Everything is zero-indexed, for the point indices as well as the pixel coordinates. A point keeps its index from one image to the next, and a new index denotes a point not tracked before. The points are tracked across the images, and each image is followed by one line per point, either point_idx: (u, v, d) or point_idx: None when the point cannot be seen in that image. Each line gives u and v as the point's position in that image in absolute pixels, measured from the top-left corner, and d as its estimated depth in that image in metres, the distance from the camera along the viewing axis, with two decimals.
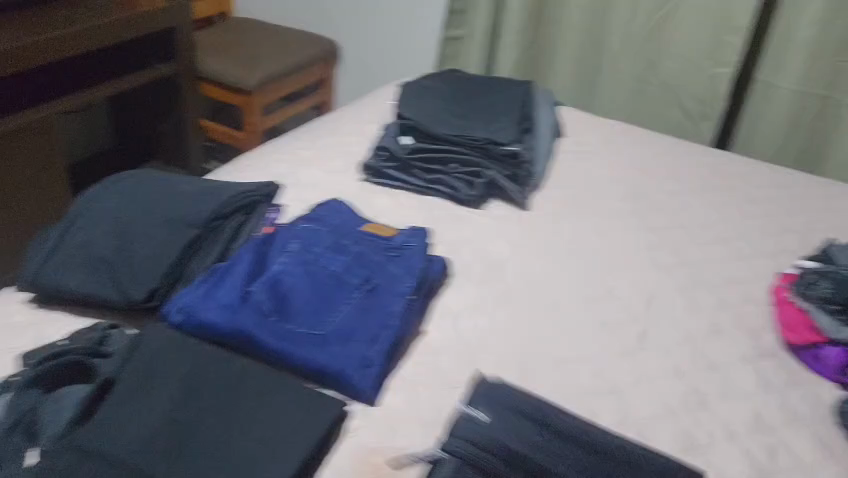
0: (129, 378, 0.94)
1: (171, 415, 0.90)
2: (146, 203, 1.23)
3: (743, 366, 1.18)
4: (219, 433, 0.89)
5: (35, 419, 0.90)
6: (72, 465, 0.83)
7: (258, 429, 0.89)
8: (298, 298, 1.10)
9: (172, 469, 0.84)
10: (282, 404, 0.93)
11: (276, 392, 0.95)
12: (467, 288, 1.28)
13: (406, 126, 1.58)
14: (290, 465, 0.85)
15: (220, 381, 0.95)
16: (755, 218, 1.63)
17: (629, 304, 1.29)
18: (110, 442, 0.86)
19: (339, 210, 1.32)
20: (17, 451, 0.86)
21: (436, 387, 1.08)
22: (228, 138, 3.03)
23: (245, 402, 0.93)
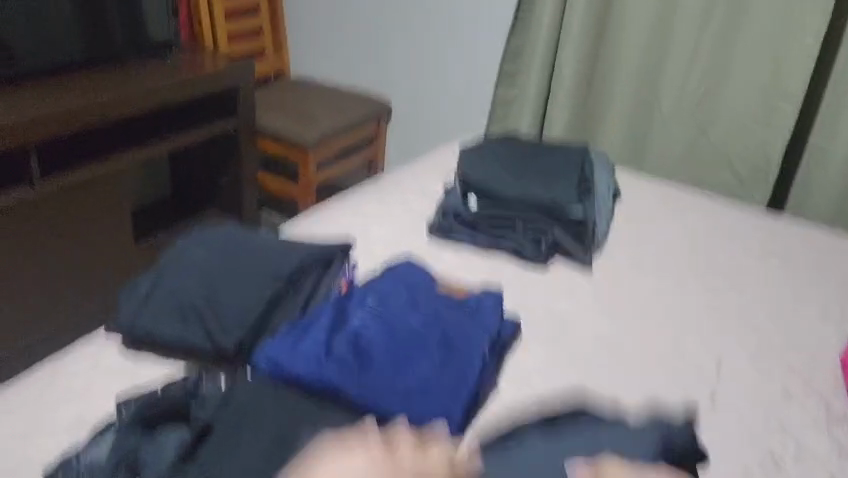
0: (225, 421, 0.98)
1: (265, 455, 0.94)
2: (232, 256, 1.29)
3: (817, 433, 1.18)
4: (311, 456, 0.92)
5: (137, 458, 0.95)
6: None
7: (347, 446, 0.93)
8: (377, 351, 1.14)
9: None
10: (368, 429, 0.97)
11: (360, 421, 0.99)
12: (536, 347, 1.31)
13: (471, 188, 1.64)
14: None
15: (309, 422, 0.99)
16: (816, 283, 1.64)
17: (698, 368, 1.30)
18: None
19: (413, 269, 1.37)
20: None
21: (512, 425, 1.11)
22: (282, 191, 3.12)
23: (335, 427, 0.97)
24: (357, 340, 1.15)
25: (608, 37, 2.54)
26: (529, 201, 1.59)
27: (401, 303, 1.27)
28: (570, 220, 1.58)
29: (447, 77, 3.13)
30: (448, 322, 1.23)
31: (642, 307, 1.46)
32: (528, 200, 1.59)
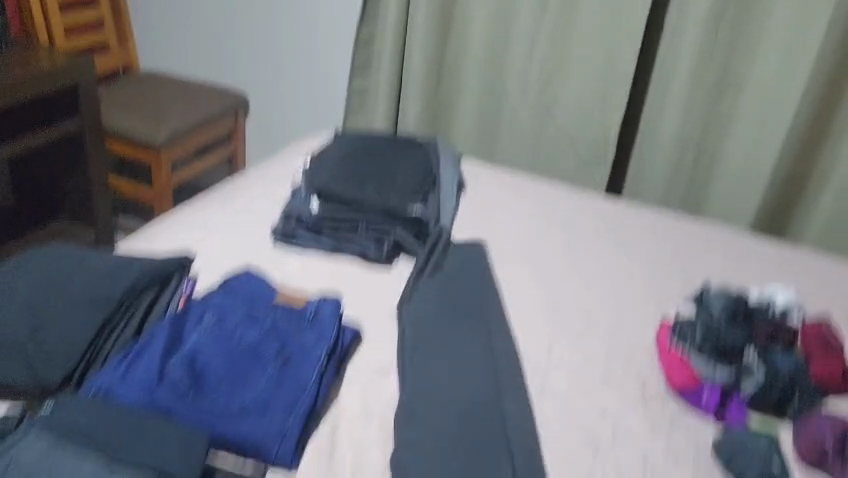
0: (49, 451, 0.92)
1: None
2: (57, 298, 1.21)
3: (634, 409, 1.28)
4: (153, 443, 0.99)
5: None
6: None
7: (166, 445, 0.99)
8: (212, 374, 1.15)
9: None
10: (177, 435, 1.01)
11: (196, 436, 1.01)
12: (381, 348, 1.34)
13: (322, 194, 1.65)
14: (199, 457, 0.99)
15: (144, 417, 1.03)
16: (644, 265, 1.75)
17: (530, 356, 1.38)
18: None
19: (252, 280, 1.36)
20: None
21: (359, 417, 1.19)
22: (136, 193, 2.98)
23: (161, 426, 1.01)
24: (192, 362, 1.15)
25: (454, 30, 2.59)
26: (376, 204, 1.62)
27: (244, 317, 1.26)
28: (411, 221, 1.64)
29: (301, 71, 3.11)
30: (282, 332, 1.25)
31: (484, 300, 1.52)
32: (375, 204, 1.62)
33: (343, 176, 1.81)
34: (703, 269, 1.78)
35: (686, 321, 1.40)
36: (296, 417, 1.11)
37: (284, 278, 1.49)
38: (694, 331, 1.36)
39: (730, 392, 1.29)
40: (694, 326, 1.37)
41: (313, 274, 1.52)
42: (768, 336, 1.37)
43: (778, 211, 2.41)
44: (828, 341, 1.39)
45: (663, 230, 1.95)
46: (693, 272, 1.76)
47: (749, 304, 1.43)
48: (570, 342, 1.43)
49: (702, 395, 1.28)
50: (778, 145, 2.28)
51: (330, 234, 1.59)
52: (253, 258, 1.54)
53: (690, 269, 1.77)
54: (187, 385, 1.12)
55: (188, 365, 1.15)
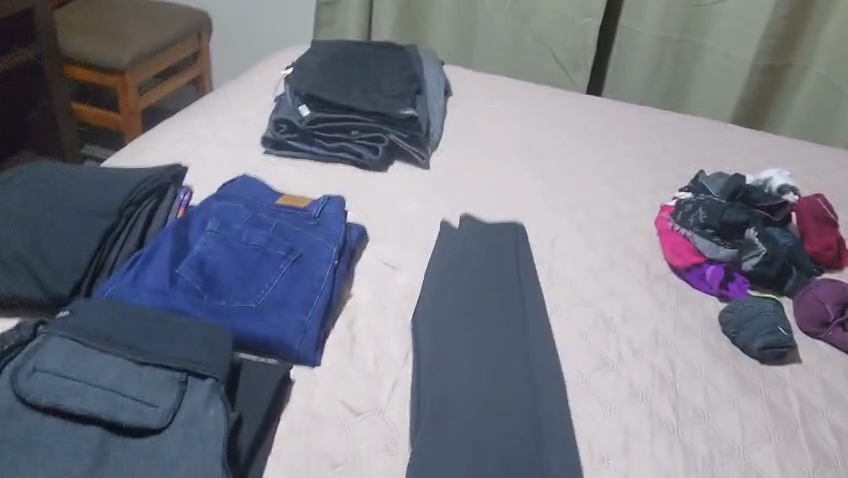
0: (77, 357, 0.92)
1: (120, 390, 0.90)
2: (52, 209, 1.16)
3: (640, 290, 1.31)
4: (179, 341, 0.98)
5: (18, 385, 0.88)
6: (33, 433, 0.84)
7: (193, 342, 0.98)
8: (224, 276, 1.14)
9: (138, 402, 0.89)
10: (201, 334, 1.00)
11: (219, 334, 1.01)
12: (386, 247, 1.34)
13: (309, 98, 1.58)
14: (227, 352, 0.99)
15: (164, 319, 1.01)
16: (636, 158, 1.76)
17: (535, 247, 1.39)
18: (73, 400, 0.87)
19: (250, 184, 1.33)
20: (18, 401, 0.86)
21: (376, 313, 1.20)
22: (103, 120, 2.87)
23: (183, 326, 1.00)
24: (202, 265, 1.14)
25: None
26: (365, 107, 1.57)
27: (247, 219, 1.24)
28: (403, 121, 1.58)
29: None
30: (288, 232, 1.23)
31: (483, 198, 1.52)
32: (364, 107, 1.56)
33: (327, 84, 1.75)
34: (692, 159, 1.80)
35: (688, 200, 1.41)
36: (315, 312, 1.11)
37: (281, 184, 1.47)
38: (697, 209, 1.37)
39: (732, 269, 1.33)
40: (697, 204, 1.38)
41: (310, 181, 1.49)
42: (766, 215, 1.40)
43: (756, 104, 2.43)
44: (823, 215, 1.41)
45: (649, 124, 1.95)
46: (682, 162, 1.77)
47: (746, 182, 1.43)
48: (572, 232, 1.45)
49: (707, 274, 1.32)
50: (757, 37, 2.27)
51: (321, 141, 1.55)
52: (246, 167, 1.51)
53: (679, 159, 1.78)
54: (200, 288, 1.11)
55: (198, 269, 1.14)
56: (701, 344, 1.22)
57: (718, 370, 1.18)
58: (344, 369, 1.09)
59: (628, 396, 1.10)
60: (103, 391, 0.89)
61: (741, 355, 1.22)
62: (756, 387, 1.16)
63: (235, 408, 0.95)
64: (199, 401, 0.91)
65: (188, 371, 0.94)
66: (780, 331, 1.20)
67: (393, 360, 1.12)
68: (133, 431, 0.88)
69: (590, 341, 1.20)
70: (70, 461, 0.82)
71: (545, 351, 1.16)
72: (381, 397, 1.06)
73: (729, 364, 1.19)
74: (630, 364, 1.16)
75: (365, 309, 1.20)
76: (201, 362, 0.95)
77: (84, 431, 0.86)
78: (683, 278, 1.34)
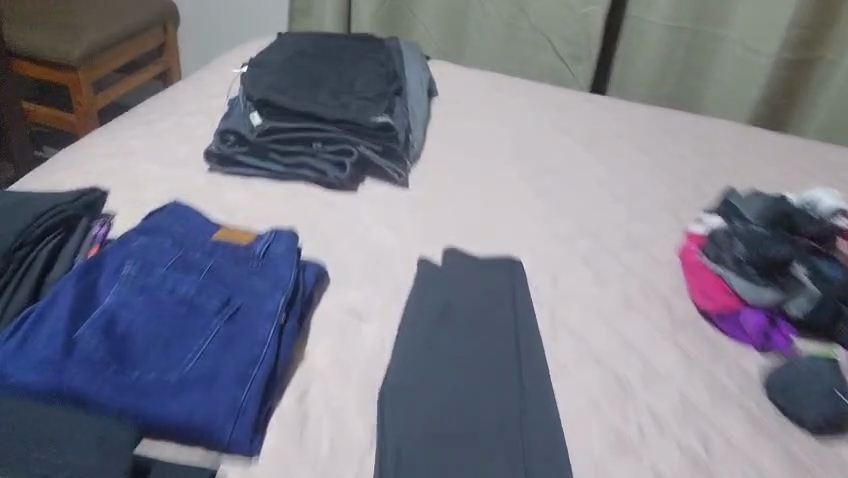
0: None
1: None
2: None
3: (662, 341, 1.07)
4: (59, 442, 0.73)
5: None
6: None
7: (79, 443, 0.73)
8: (138, 338, 0.89)
9: None
10: (93, 430, 0.75)
11: (117, 429, 0.76)
12: (351, 290, 1.09)
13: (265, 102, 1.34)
14: (126, 456, 0.74)
15: (45, 408, 0.77)
16: (651, 170, 1.51)
17: (533, 286, 1.15)
18: None
19: (183, 215, 1.09)
20: None
21: (334, 379, 0.96)
22: (57, 121, 2.61)
23: (69, 418, 0.76)
24: (111, 325, 0.90)
25: None
26: (330, 113, 1.32)
27: (175, 263, 0.99)
28: (375, 129, 1.33)
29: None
30: (225, 277, 0.98)
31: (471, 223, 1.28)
32: (328, 113, 1.32)
33: (290, 85, 1.51)
34: (715, 169, 1.55)
35: (720, 230, 1.17)
36: (253, 388, 0.87)
37: (226, 209, 1.22)
38: (733, 241, 1.13)
39: (774, 314, 1.08)
40: (731, 235, 1.14)
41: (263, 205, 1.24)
42: (812, 245, 1.14)
43: (779, 101, 2.18)
44: None
45: (663, 127, 1.71)
46: (704, 173, 1.53)
47: (786, 204, 1.19)
48: (576, 265, 1.20)
49: (744, 321, 1.08)
50: (781, 26, 2.02)
51: (277, 155, 1.30)
52: (188, 188, 1.26)
53: (700, 170, 1.54)
54: (106, 356, 0.87)
55: (104, 330, 0.89)
56: (741, 413, 0.98)
57: (763, 448, 0.94)
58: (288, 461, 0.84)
59: None
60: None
61: (789, 426, 0.97)
62: (813, 472, 0.91)
63: None
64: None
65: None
66: (840, 397, 0.96)
67: (352, 444, 0.88)
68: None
69: (603, 413, 0.95)
70: None
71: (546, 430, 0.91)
72: None
73: (777, 440, 0.95)
74: (653, 444, 0.92)
75: (320, 375, 0.96)
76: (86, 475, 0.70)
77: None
78: (715, 326, 1.09)
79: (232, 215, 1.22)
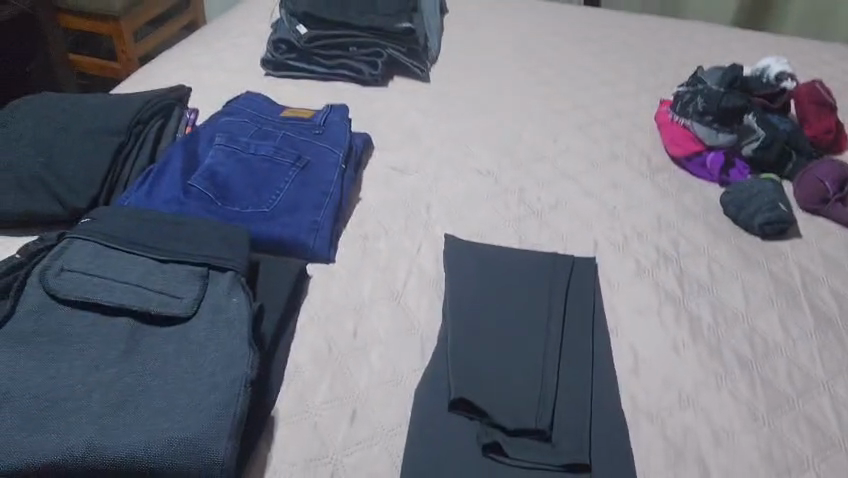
0: (99, 258, 0.95)
1: (142, 284, 0.93)
2: (61, 136, 1.19)
3: (644, 181, 1.33)
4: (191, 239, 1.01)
5: (51, 282, 0.91)
6: (63, 326, 0.89)
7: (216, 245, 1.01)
8: (236, 184, 1.17)
9: (164, 297, 0.93)
10: (211, 234, 1.03)
11: (235, 232, 1.04)
12: (390, 154, 1.36)
13: (306, 16, 1.58)
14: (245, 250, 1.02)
15: (175, 223, 1.04)
16: (634, 63, 1.75)
17: (538, 146, 1.41)
18: (101, 295, 0.91)
19: (254, 100, 1.35)
20: (52, 296, 0.90)
21: (388, 211, 1.22)
22: (99, 70, 2.85)
23: (199, 227, 1.04)
24: (214, 177, 1.17)
25: None
26: (362, 24, 1.56)
27: (256, 133, 1.26)
28: (400, 35, 1.58)
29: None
30: (295, 141, 1.25)
31: (485, 108, 1.52)
32: (360, 24, 1.56)
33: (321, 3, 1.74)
34: (692, 59, 1.80)
35: (685, 92, 1.42)
36: (325, 212, 1.14)
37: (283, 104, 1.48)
38: (695, 99, 1.38)
39: (732, 155, 1.36)
40: (693, 95, 1.39)
41: (314, 98, 1.51)
42: (761, 104, 1.42)
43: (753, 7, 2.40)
44: (823, 100, 1.43)
45: (647, 29, 1.94)
46: (681, 63, 1.78)
47: (743, 73, 1.44)
48: (575, 132, 1.46)
49: (706, 161, 1.35)
50: None
51: (320, 59, 1.56)
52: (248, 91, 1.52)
53: (678, 60, 1.78)
54: (214, 196, 1.14)
55: (209, 179, 1.16)
56: (703, 224, 1.25)
57: (721, 246, 1.20)
58: (368, 260, 1.12)
59: (634, 276, 1.12)
60: (128, 281, 0.93)
61: (743, 233, 1.24)
62: (758, 261, 1.18)
63: (257, 300, 0.99)
64: (222, 290, 0.95)
65: (208, 266, 0.98)
66: (780, 206, 1.22)
67: (405, 253, 1.14)
68: (161, 321, 0.92)
69: (595, 227, 1.22)
70: (106, 352, 0.87)
71: (561, 242, 1.18)
72: (396, 286, 1.09)
73: (731, 241, 1.21)
74: (634, 246, 1.18)
75: (384, 208, 1.23)
76: (220, 258, 0.99)
77: (114, 321, 0.90)
78: (684, 167, 1.36)
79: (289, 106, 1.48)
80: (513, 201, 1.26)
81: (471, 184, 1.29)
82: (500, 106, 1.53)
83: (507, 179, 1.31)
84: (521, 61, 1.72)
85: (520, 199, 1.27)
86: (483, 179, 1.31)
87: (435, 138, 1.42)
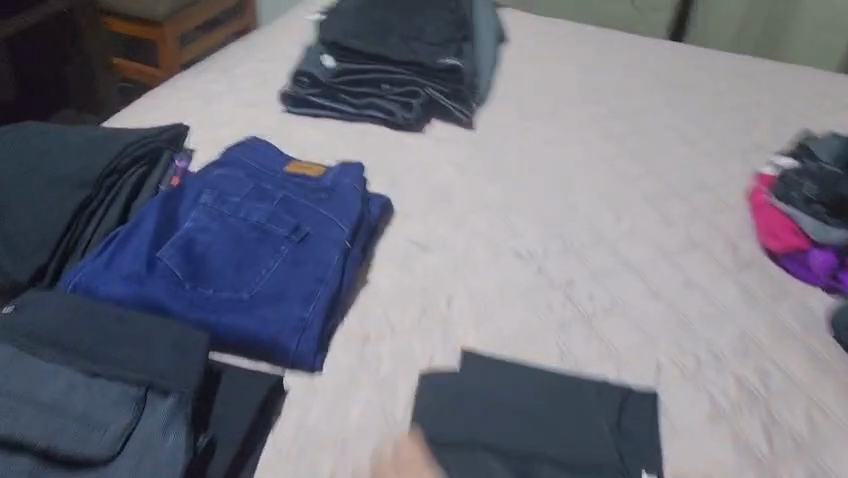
0: (9, 360, 0.73)
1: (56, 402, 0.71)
2: (17, 185, 1.00)
3: (727, 282, 1.06)
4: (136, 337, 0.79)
5: None
6: None
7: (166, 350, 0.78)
8: (214, 258, 0.95)
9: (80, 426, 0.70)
10: (162, 329, 0.80)
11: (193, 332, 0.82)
12: (414, 224, 1.12)
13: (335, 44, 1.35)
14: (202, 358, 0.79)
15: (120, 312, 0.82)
16: (724, 118, 1.47)
17: (596, 224, 1.15)
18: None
19: (257, 149, 1.14)
20: None
21: (399, 303, 0.98)
22: (141, 76, 2.71)
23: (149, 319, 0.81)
24: (190, 246, 0.95)
25: None
26: (398, 56, 1.32)
27: (251, 192, 1.04)
28: (443, 72, 1.33)
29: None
30: (295, 205, 1.03)
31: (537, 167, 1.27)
32: (396, 56, 1.32)
33: (359, 29, 1.52)
34: (796, 116, 1.50)
35: (791, 170, 1.16)
36: (318, 304, 0.91)
37: (296, 148, 1.27)
38: (804, 182, 1.13)
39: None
40: (802, 176, 1.13)
41: (335, 144, 1.28)
42: None
43: None
44: None
45: (742, 73, 1.65)
46: (782, 120, 1.48)
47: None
48: (643, 208, 1.20)
49: (811, 260, 1.07)
50: None
51: (347, 97, 1.32)
52: (261, 129, 1.31)
53: (778, 117, 1.49)
54: (184, 274, 0.92)
55: (182, 250, 0.95)
56: (802, 350, 0.96)
57: (826, 384, 0.92)
58: (364, 372, 0.89)
59: (708, 422, 0.85)
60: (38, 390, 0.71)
61: None
62: None
63: (206, 433, 0.76)
64: (159, 421, 0.72)
65: (148, 383, 0.74)
66: None
67: (413, 362, 0.91)
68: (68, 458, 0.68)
69: (660, 344, 0.95)
70: None
71: (614, 364, 0.92)
72: (395, 413, 0.85)
73: (840, 377, 0.93)
74: (710, 376, 0.91)
75: (395, 298, 0.99)
76: (164, 373, 0.76)
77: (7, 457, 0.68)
78: (781, 265, 1.09)
79: (305, 154, 1.26)
80: (558, 300, 1.01)
81: (507, 272, 1.04)
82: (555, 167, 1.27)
83: (554, 268, 1.06)
84: (584, 108, 1.46)
85: (567, 296, 1.02)
86: (524, 265, 1.06)
87: (472, 203, 1.18)
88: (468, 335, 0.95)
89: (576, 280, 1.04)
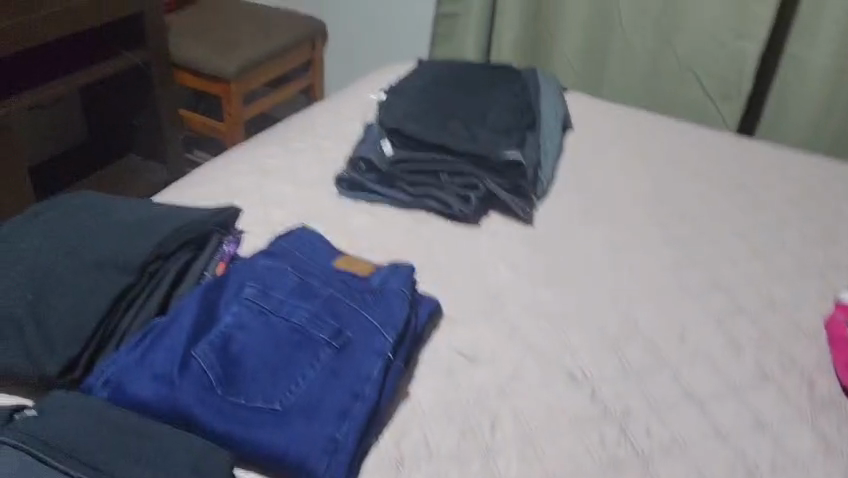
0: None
1: None
2: (61, 264, 0.97)
3: (800, 425, 0.97)
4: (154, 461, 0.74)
5: None
6: None
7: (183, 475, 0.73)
8: (250, 361, 0.90)
9: None
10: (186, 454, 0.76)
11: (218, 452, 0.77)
12: (463, 330, 1.06)
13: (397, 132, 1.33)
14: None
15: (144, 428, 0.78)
16: (799, 228, 1.38)
17: (657, 345, 1.08)
18: None
19: (308, 240, 1.10)
20: None
21: (441, 423, 0.92)
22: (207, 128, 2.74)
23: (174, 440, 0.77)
24: (226, 346, 0.91)
25: None
26: (459, 148, 1.30)
27: (296, 288, 1.00)
28: (505, 165, 1.29)
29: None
30: (340, 307, 0.99)
31: (598, 274, 1.21)
32: (457, 147, 1.30)
33: (421, 111, 1.50)
34: None
35: None
36: (353, 424, 0.86)
37: (347, 236, 1.23)
38: None
39: None
40: None
41: (387, 232, 1.24)
42: None
43: None
44: None
45: (819, 177, 1.56)
46: None
47: None
48: (710, 329, 1.12)
49: None
50: None
51: (405, 185, 1.29)
52: (313, 212, 1.28)
53: None
54: (217, 378, 0.87)
55: (219, 349, 0.90)
56: None
57: None
58: None
59: None
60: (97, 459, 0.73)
61: None
62: None
63: None
64: None
65: None
66: None
67: None
68: None
69: None
70: None
71: None
72: None
73: None
74: None
75: (438, 417, 0.93)
76: None
77: None
78: None
79: (354, 242, 1.22)
80: (614, 434, 0.93)
81: (560, 395, 0.97)
82: (615, 275, 1.21)
83: (612, 394, 0.99)
84: (651, 209, 1.39)
85: (622, 430, 0.94)
86: (578, 388, 0.99)
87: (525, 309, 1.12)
88: (513, 467, 0.88)
89: (634, 410, 0.97)
